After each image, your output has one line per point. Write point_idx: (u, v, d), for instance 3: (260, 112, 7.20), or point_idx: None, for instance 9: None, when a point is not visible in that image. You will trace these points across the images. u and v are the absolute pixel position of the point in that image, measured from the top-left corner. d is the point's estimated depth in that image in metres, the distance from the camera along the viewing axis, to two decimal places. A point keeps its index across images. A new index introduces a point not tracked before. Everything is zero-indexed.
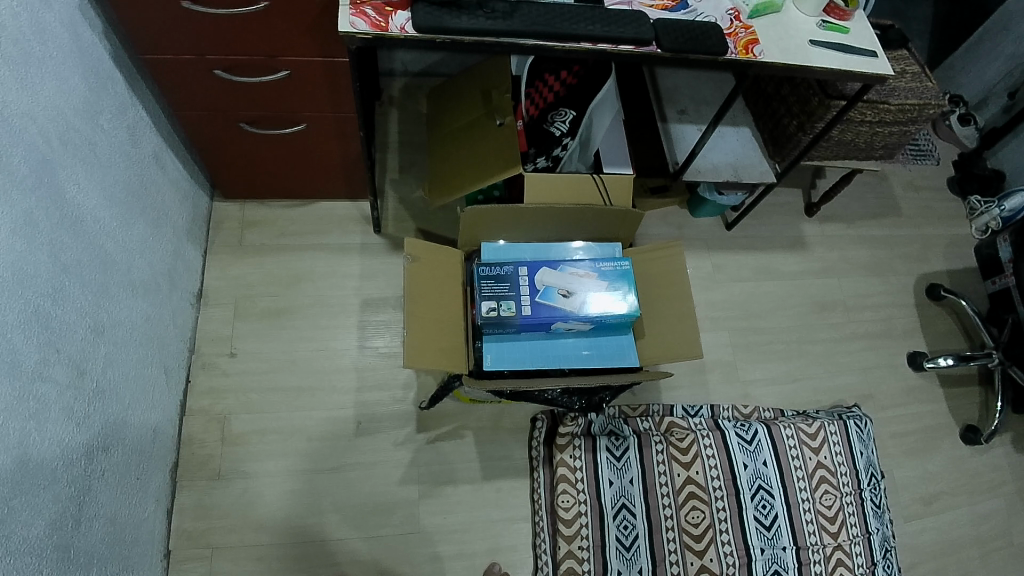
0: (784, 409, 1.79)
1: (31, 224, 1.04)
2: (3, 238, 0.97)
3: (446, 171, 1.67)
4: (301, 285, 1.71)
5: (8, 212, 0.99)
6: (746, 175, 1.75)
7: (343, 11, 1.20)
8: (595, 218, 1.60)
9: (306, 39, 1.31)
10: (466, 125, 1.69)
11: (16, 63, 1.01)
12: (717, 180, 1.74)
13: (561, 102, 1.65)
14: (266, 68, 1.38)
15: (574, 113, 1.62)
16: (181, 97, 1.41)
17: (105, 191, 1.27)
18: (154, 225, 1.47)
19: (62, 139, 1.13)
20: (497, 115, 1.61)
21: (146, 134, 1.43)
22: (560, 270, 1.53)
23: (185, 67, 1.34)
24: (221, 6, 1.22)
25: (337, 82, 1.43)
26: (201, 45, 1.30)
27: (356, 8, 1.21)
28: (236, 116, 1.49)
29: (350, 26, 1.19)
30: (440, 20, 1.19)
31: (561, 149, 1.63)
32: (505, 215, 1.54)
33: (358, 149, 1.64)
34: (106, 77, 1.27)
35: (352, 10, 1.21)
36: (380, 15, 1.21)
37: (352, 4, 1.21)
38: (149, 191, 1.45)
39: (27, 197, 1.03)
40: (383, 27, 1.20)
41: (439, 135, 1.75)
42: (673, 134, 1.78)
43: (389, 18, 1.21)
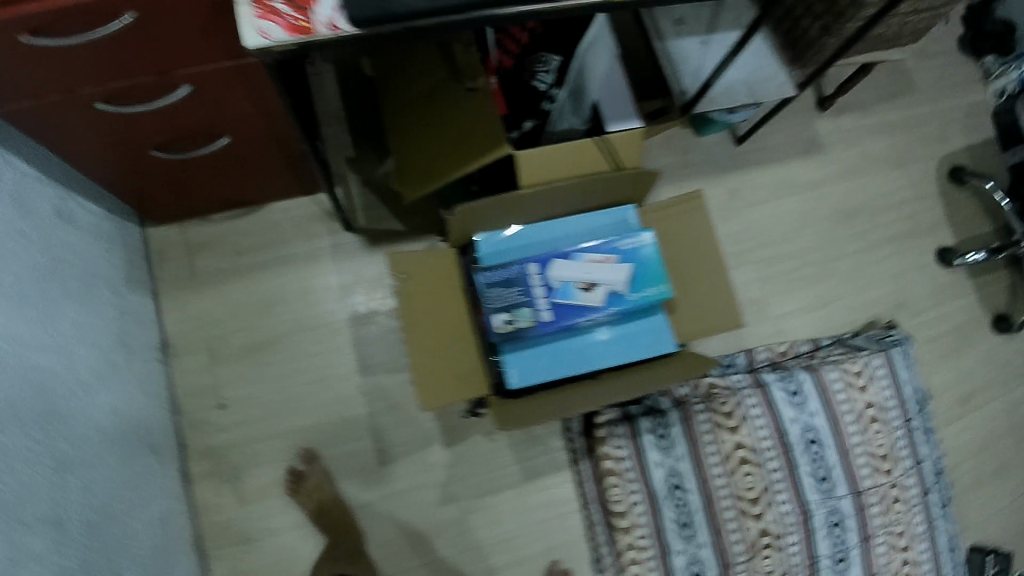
0: (821, 340, 1.71)
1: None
2: None
3: (414, 156, 1.38)
4: (275, 310, 1.45)
5: None
6: (763, 92, 1.55)
7: (244, 13, 0.87)
8: (604, 185, 1.38)
9: (204, 43, 0.97)
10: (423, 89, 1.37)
11: None
12: (733, 104, 1.54)
13: (539, 45, 1.38)
14: (163, 87, 1.05)
15: (559, 59, 1.36)
16: (64, 141, 1.10)
17: (9, 297, 1.00)
18: (88, 295, 1.18)
19: None
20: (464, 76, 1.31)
21: (34, 192, 1.10)
22: (575, 259, 1.34)
23: (57, 107, 1.02)
24: (78, 27, 0.89)
25: (258, 86, 1.10)
26: (67, 78, 0.97)
27: (262, 5, 0.87)
28: (143, 146, 1.17)
29: (260, 36, 0.86)
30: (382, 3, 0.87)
31: (549, 104, 1.38)
32: (500, 206, 1.31)
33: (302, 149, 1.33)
34: None
35: (257, 9, 0.87)
36: (297, 9, 0.88)
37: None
38: (65, 258, 1.15)
39: None
40: (305, 29, 0.88)
41: (390, 103, 1.42)
42: (672, 53, 1.55)
43: (311, 13, 0.88)
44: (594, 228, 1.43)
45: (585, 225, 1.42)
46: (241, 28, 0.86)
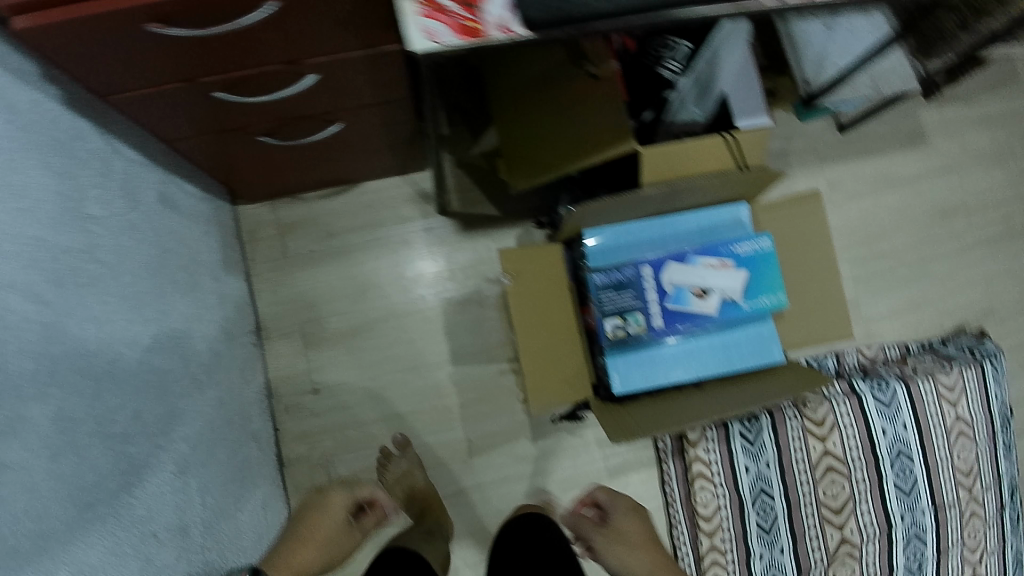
0: (909, 345, 1.67)
1: (59, 429, 0.76)
2: (46, 476, 0.73)
3: (525, 146, 1.30)
4: (369, 296, 1.42)
5: (44, 436, 0.74)
6: (886, 86, 1.46)
7: (409, 13, 0.77)
8: (724, 184, 1.31)
9: (344, 32, 0.87)
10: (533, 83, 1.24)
11: None
12: (855, 97, 1.45)
13: (666, 29, 1.28)
14: (286, 78, 0.95)
15: (688, 46, 1.27)
16: (171, 130, 1.00)
17: (127, 297, 0.94)
18: (192, 285, 1.13)
19: (55, 280, 0.80)
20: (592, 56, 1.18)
21: (143, 182, 1.04)
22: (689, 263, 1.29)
23: (173, 97, 0.92)
24: (211, 17, 0.77)
25: (382, 72, 1.00)
26: (189, 69, 0.87)
27: (427, 3, 0.78)
28: (251, 132, 1.08)
29: (427, 37, 0.77)
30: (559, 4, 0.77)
31: (674, 92, 1.27)
32: (620, 203, 1.24)
33: (409, 128, 1.24)
34: (63, 139, 0.86)
35: (422, 8, 0.77)
36: (463, 8, 0.79)
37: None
38: (172, 248, 1.09)
39: (49, 402, 0.75)
40: (476, 32, 0.78)
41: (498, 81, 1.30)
42: (796, 36, 1.43)
43: (481, 13, 0.78)
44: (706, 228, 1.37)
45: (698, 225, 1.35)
46: (406, 30, 0.76)
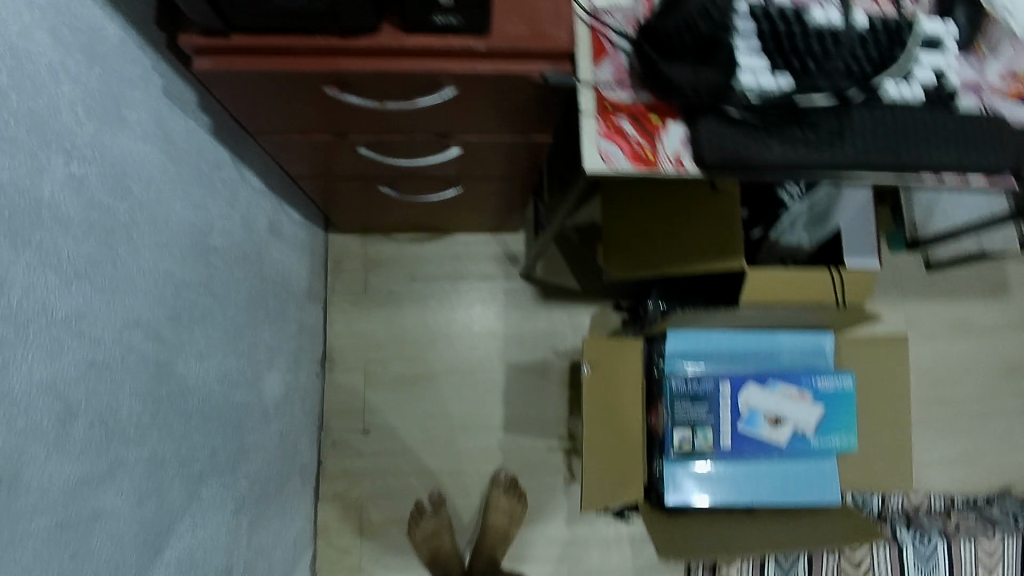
0: (955, 498, 1.62)
1: (150, 473, 0.74)
2: (126, 525, 0.70)
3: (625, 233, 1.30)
4: (436, 347, 1.42)
5: (135, 481, 0.71)
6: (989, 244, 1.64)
7: (589, 131, 0.74)
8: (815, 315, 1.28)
9: (504, 121, 0.86)
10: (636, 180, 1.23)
11: (106, 280, 0.65)
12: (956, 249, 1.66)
13: None
14: (430, 146, 0.94)
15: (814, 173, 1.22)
16: (302, 165, 1.00)
17: (225, 330, 0.93)
18: (278, 315, 1.13)
19: (173, 314, 0.78)
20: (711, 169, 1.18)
21: (260, 211, 1.04)
22: (768, 388, 1.27)
23: (320, 143, 0.91)
24: (392, 91, 0.76)
25: (522, 154, 0.99)
26: (347, 124, 0.85)
27: (608, 123, 0.74)
28: (375, 179, 1.07)
29: (602, 160, 0.73)
30: (741, 149, 0.73)
31: (784, 216, 1.25)
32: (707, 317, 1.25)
33: (516, 198, 1.24)
34: (207, 169, 0.86)
35: (603, 128, 0.74)
36: (642, 133, 0.74)
37: (600, 116, 0.74)
38: (269, 279, 1.09)
39: (145, 444, 0.73)
40: (649, 161, 0.73)
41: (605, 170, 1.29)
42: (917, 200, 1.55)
43: (659, 143, 0.74)
44: (790, 355, 1.33)
45: (781, 349, 1.33)
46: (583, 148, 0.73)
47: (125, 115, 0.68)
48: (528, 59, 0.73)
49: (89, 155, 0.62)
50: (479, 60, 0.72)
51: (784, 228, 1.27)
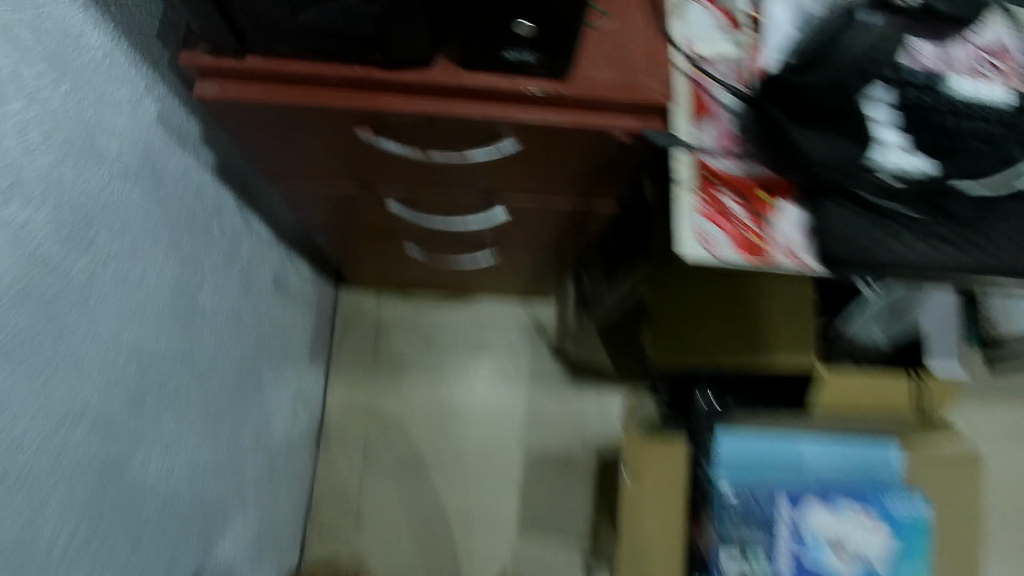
0: None
1: None
2: None
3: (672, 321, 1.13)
4: (447, 426, 1.25)
5: None
6: None
7: (686, 209, 0.57)
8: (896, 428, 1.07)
9: (565, 186, 0.72)
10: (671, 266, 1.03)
11: (40, 359, 0.48)
12: None
13: None
14: (470, 208, 0.80)
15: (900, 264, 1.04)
16: (318, 218, 0.86)
17: (204, 410, 0.76)
18: (272, 385, 0.97)
19: (135, 397, 0.61)
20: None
21: (263, 265, 0.90)
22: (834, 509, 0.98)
23: (342, 192, 0.76)
24: (438, 141, 0.62)
25: (576, 222, 0.84)
26: (378, 174, 0.71)
27: (709, 196, 0.58)
28: (400, 235, 0.92)
29: (700, 244, 0.57)
30: (870, 244, 0.57)
31: (856, 307, 1.07)
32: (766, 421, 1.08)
33: (554, 269, 1.11)
34: (202, 216, 0.72)
35: (703, 206, 0.58)
36: (751, 214, 0.58)
37: (700, 189, 0.58)
38: (265, 344, 0.93)
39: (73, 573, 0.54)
40: (759, 252, 0.57)
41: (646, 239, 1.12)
42: None
43: (771, 230, 0.58)
44: (855, 464, 1.07)
45: (851, 465, 1.05)
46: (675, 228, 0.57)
47: (101, 146, 0.54)
48: (611, 115, 0.58)
49: (41, 194, 0.47)
50: (552, 111, 0.57)
51: (853, 319, 1.08)
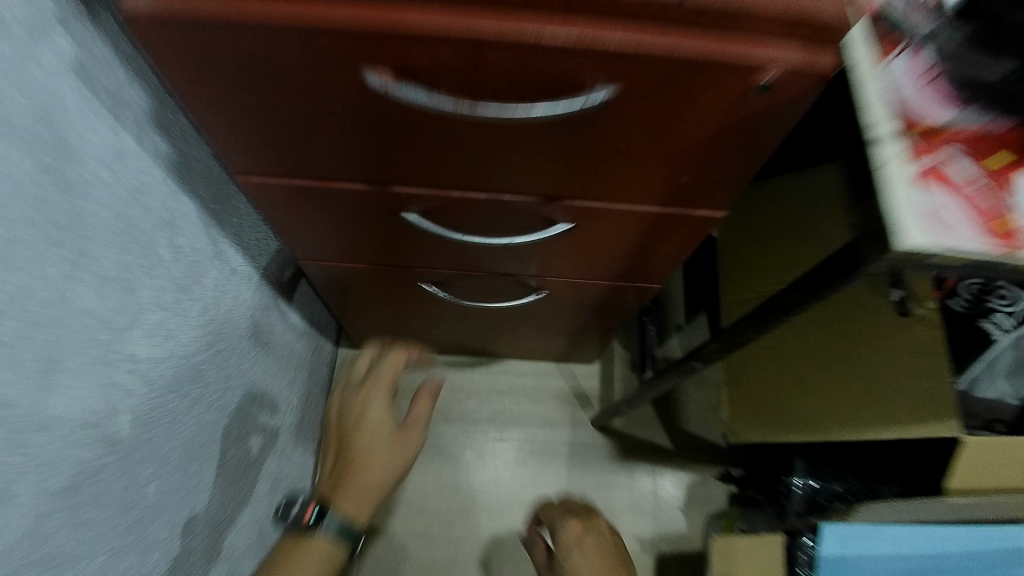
0: None
1: None
2: None
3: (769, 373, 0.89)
4: (467, 520, 1.00)
5: None
6: None
7: (896, 173, 0.37)
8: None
9: (656, 180, 0.51)
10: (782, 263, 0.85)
11: None
12: None
13: None
14: (514, 221, 0.59)
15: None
16: (310, 239, 0.66)
17: (129, 508, 0.52)
18: (238, 468, 0.73)
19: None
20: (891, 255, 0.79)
21: (234, 306, 0.69)
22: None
23: (344, 196, 0.56)
24: (487, 94, 0.41)
25: (657, 241, 0.62)
26: (396, 160, 0.50)
27: (925, 154, 0.38)
28: (419, 263, 0.71)
29: (928, 229, 0.36)
30: None
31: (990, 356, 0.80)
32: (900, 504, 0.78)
33: (605, 318, 0.89)
34: (145, 226, 0.51)
35: (919, 169, 0.37)
36: (987, 188, 0.38)
37: (909, 145, 0.38)
38: (232, 411, 0.70)
39: None
40: (1007, 239, 0.37)
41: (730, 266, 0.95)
42: None
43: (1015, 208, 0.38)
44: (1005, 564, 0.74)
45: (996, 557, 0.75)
46: (885, 205, 0.36)
47: None
48: (759, 39, 0.37)
49: None
50: (673, 32, 0.36)
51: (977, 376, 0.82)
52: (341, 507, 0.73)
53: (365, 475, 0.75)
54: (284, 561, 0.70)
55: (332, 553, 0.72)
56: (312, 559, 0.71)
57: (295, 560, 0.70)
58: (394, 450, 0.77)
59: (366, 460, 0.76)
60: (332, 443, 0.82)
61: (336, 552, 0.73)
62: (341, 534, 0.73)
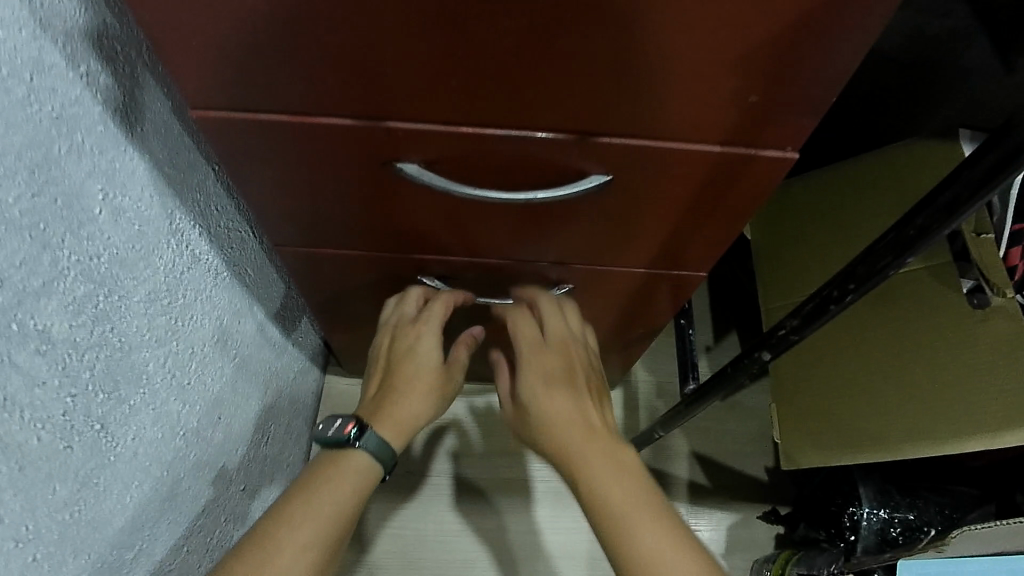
0: None
1: None
2: None
3: (818, 369, 0.78)
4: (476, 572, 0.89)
5: None
6: None
7: None
8: None
9: (718, 99, 0.41)
10: (841, 247, 0.80)
11: None
12: None
13: None
14: (536, 175, 0.49)
15: None
16: (290, 214, 0.55)
17: (30, 535, 0.39)
18: (193, 504, 0.59)
19: None
20: (957, 234, 0.69)
21: (197, 303, 0.56)
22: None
23: (331, 139, 0.45)
24: None
25: (708, 208, 0.52)
26: (395, 77, 0.40)
27: None
28: (419, 251, 0.60)
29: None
30: None
31: None
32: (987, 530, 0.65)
33: (628, 329, 0.77)
34: (73, 170, 0.40)
35: None
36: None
37: None
38: (189, 433, 0.57)
39: None
40: None
41: (769, 269, 0.86)
42: None
43: None
44: None
45: None
46: None
47: None
48: None
49: None
50: None
51: None
52: (382, 430, 0.62)
53: (406, 402, 0.63)
54: (314, 477, 0.57)
55: (373, 475, 0.60)
56: (350, 480, 0.58)
57: (332, 481, 0.57)
58: (437, 384, 0.65)
59: (410, 387, 0.64)
60: (374, 355, 0.68)
61: (374, 477, 0.61)
62: (381, 454, 0.61)
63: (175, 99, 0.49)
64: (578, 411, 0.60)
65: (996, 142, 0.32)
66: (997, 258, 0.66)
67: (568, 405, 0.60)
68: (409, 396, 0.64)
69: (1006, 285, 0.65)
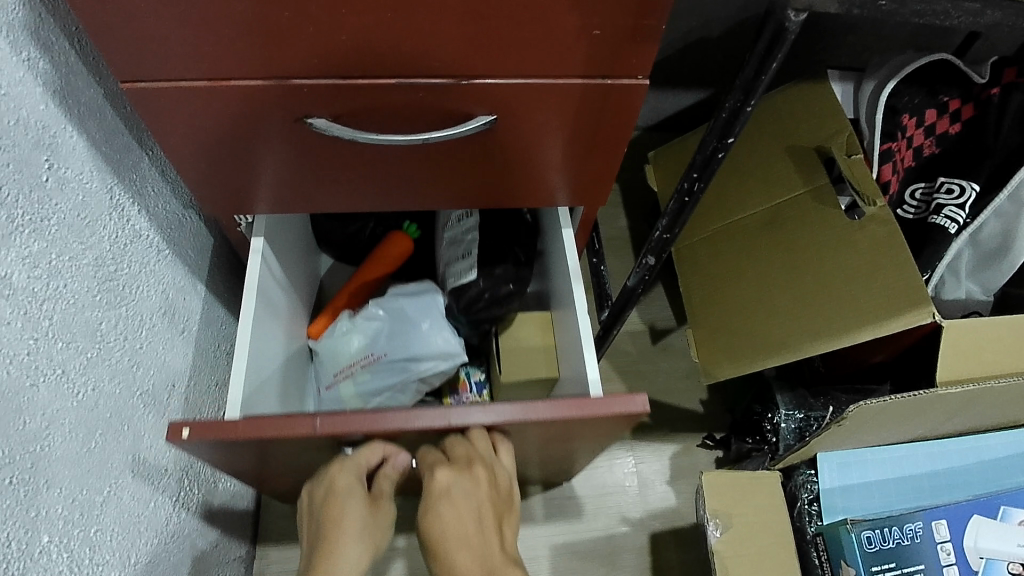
0: None
1: None
2: None
3: (728, 295, 0.87)
4: None
5: None
6: None
7: None
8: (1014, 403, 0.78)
9: (567, 33, 0.49)
10: (740, 188, 0.90)
11: None
12: None
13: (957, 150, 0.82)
14: (431, 118, 0.56)
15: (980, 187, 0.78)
16: (223, 181, 0.62)
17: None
18: (155, 467, 0.64)
19: None
20: (832, 161, 0.84)
21: (142, 274, 0.62)
22: (1003, 519, 0.76)
23: (248, 102, 0.52)
24: None
25: (586, 138, 0.60)
26: (292, 37, 0.47)
27: None
28: (342, 208, 0.67)
29: None
30: None
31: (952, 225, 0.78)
32: (882, 414, 0.73)
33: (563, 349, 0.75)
34: (20, 140, 0.46)
35: None
36: None
37: None
38: (145, 392, 0.62)
39: None
40: None
41: None
42: None
43: None
44: (956, 460, 0.83)
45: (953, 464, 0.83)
46: None
47: None
48: None
49: None
50: None
51: (941, 281, 0.84)
52: None
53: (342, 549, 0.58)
54: None
55: None
56: None
57: None
58: (374, 522, 0.61)
59: (344, 529, 0.59)
60: (308, 514, 0.63)
61: None
62: None
63: (106, 85, 0.55)
64: (474, 534, 0.57)
65: (764, 27, 0.41)
66: (866, 174, 0.76)
67: (466, 530, 0.57)
68: (345, 541, 0.58)
69: (875, 193, 0.75)
